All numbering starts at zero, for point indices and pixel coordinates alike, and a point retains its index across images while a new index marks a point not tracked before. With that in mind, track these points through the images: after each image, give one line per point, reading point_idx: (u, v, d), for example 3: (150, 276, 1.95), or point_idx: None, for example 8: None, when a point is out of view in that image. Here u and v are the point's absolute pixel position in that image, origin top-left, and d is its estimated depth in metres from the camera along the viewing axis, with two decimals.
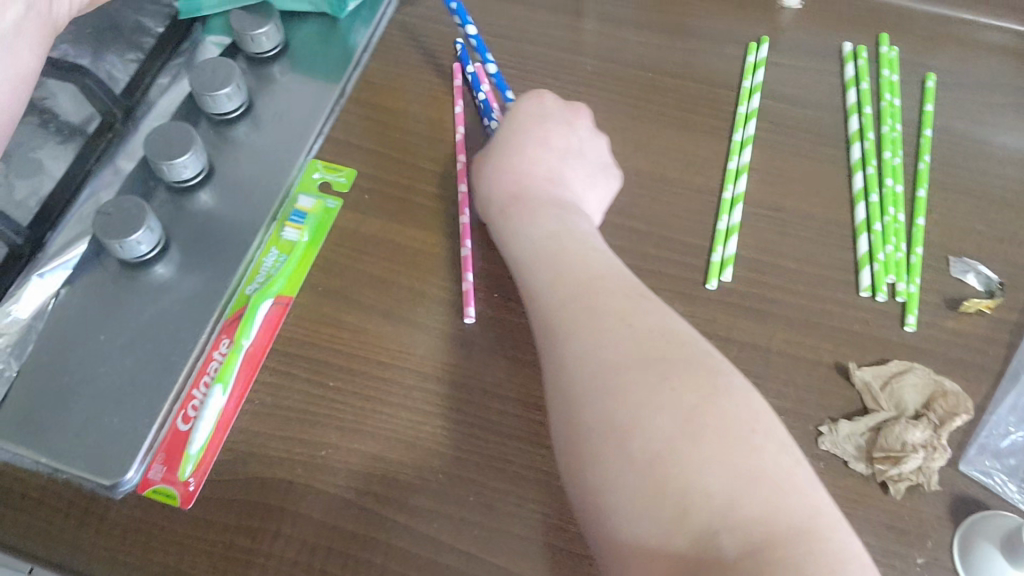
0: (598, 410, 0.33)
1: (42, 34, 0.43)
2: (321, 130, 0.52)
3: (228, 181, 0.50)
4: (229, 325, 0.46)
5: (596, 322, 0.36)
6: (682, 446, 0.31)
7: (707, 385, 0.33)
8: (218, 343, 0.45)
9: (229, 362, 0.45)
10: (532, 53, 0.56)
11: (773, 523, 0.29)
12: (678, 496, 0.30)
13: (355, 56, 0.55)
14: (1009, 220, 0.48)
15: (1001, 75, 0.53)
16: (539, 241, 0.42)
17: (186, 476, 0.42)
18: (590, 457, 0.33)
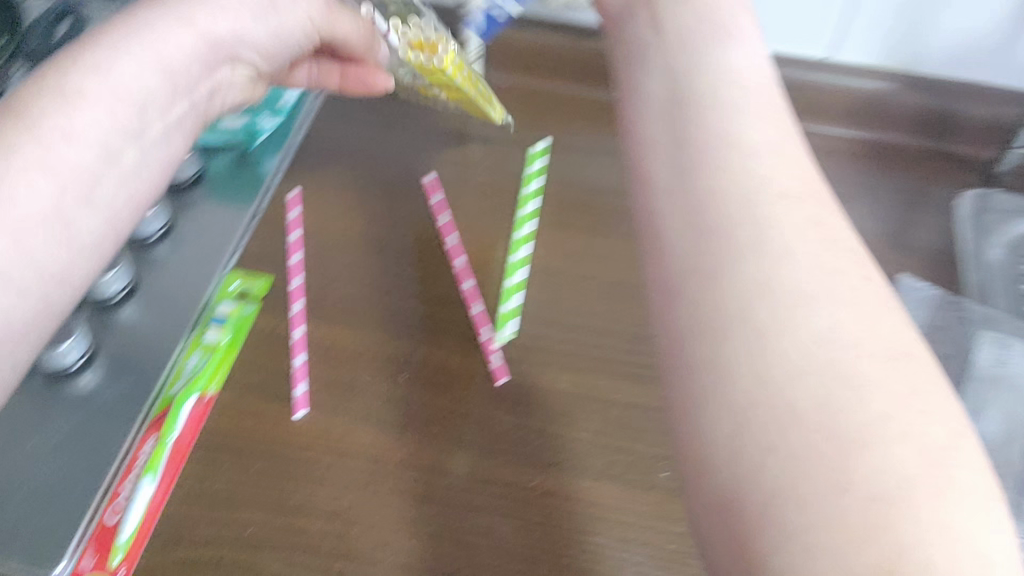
0: (757, 367, 0.25)
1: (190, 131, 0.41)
2: (237, 244, 0.58)
3: (151, 295, 0.55)
4: (155, 424, 0.49)
5: (746, 249, 0.28)
6: (864, 410, 0.24)
7: (894, 336, 0.26)
8: (144, 442, 0.48)
9: (156, 456, 0.48)
10: (426, 169, 0.63)
11: (948, 507, 0.22)
12: (844, 467, 0.23)
13: (265, 180, 0.62)
14: None
15: (823, 168, 0.63)
16: (720, 143, 0.30)
17: (116, 564, 0.44)
18: (746, 427, 0.24)
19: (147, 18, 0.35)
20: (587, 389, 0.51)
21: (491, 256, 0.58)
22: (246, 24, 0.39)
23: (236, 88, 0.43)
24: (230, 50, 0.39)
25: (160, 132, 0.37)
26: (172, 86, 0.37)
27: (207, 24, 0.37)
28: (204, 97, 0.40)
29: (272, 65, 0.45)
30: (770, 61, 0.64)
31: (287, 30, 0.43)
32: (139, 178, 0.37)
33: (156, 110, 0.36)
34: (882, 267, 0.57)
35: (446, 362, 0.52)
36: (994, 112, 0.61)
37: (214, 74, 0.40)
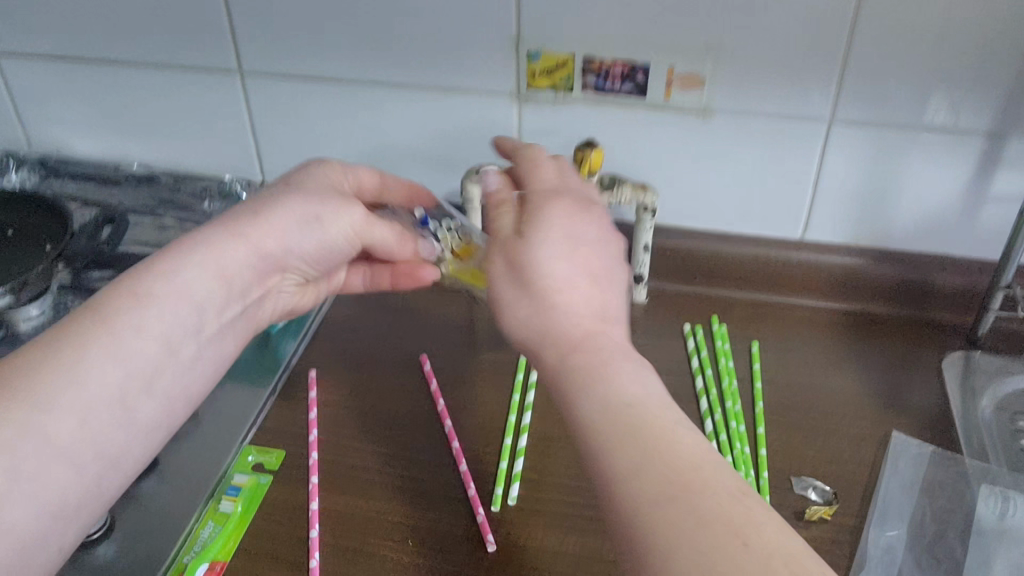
0: None
1: (249, 326, 0.50)
2: (255, 420, 0.61)
3: (171, 469, 0.57)
4: None
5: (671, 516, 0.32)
6: None
7: None
8: None
9: None
10: (437, 349, 0.67)
11: None
12: None
13: (284, 361, 0.66)
14: (836, 445, 0.58)
15: (813, 336, 0.67)
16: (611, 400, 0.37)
17: None
18: None
19: (209, 238, 0.44)
20: (592, 552, 0.52)
21: (497, 427, 0.60)
22: (291, 243, 0.48)
23: (284, 294, 0.52)
24: (277, 261, 0.48)
25: (216, 330, 0.46)
26: (227, 292, 0.45)
27: (260, 241, 0.46)
28: (256, 301, 0.49)
29: (320, 271, 0.53)
30: (751, 242, 0.70)
31: (333, 242, 0.51)
32: (197, 367, 0.44)
33: (211, 313, 0.44)
34: (878, 426, 0.59)
35: (453, 529, 0.53)
36: (965, 280, 0.66)
37: (266, 280, 0.49)
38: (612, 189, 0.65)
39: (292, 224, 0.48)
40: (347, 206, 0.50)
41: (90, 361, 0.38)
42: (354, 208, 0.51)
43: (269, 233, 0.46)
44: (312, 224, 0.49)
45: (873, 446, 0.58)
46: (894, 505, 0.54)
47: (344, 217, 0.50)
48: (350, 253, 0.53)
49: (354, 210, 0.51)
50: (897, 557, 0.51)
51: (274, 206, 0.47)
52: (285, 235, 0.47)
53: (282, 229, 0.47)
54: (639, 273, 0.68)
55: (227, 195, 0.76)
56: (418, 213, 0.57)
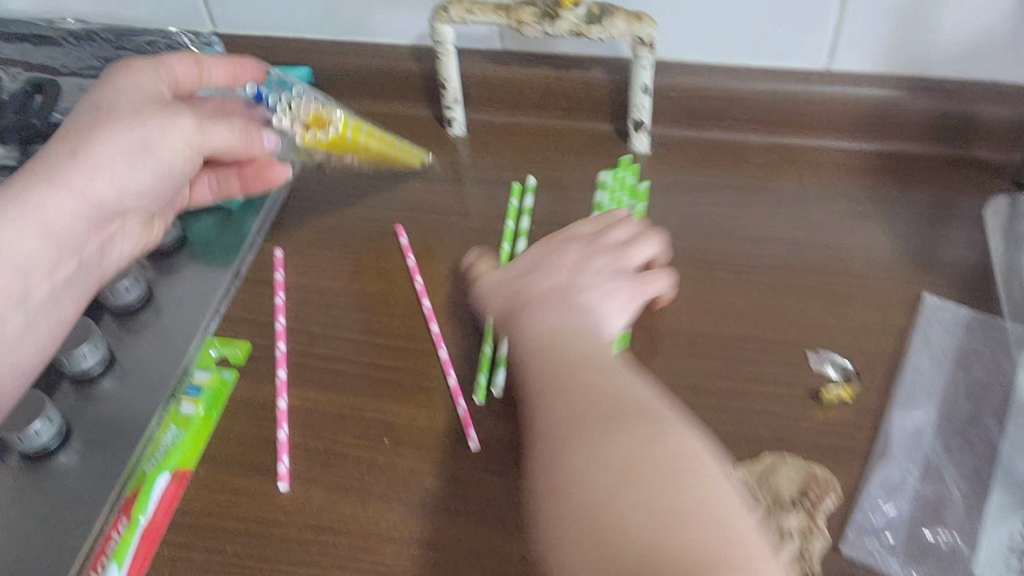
0: (580, 459, 0.35)
1: (92, 282, 0.44)
2: (217, 309, 0.55)
3: (130, 367, 0.52)
4: (126, 506, 0.47)
5: (589, 399, 0.38)
6: (621, 488, 0.33)
7: (643, 429, 0.35)
8: (116, 523, 0.46)
9: (127, 540, 0.45)
10: (416, 217, 0.61)
11: (666, 529, 0.31)
12: (613, 528, 0.31)
13: (248, 239, 0.59)
14: (860, 313, 0.51)
15: (838, 184, 0.59)
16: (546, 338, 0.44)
17: None
18: (573, 487, 0.34)
19: (14, 191, 0.39)
20: None
21: None
22: (123, 182, 0.42)
23: (131, 238, 0.45)
24: (112, 208, 0.42)
25: (48, 292, 0.41)
26: (50, 253, 0.40)
27: (81, 186, 0.40)
28: (99, 254, 0.43)
29: (168, 199, 0.46)
30: (765, 78, 0.60)
31: (173, 169, 0.44)
32: (29, 334, 0.41)
33: (40, 274, 0.40)
34: (908, 290, 0.52)
35: (432, 424, 0.49)
36: (1014, 112, 0.57)
37: (107, 228, 0.43)
38: (602, 25, 0.56)
39: (116, 159, 0.41)
40: (176, 121, 0.43)
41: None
42: (183, 118, 0.43)
43: (87, 176, 0.40)
44: (142, 153, 0.42)
45: (901, 312, 0.51)
46: (923, 380, 0.48)
47: (178, 135, 0.43)
48: (195, 168, 0.46)
49: (186, 121, 0.43)
50: (924, 442, 0.45)
51: (93, 142, 0.40)
52: (113, 173, 0.41)
53: (108, 163, 0.41)
54: (639, 120, 0.60)
55: (175, 49, 0.67)
56: (250, 87, 0.52)
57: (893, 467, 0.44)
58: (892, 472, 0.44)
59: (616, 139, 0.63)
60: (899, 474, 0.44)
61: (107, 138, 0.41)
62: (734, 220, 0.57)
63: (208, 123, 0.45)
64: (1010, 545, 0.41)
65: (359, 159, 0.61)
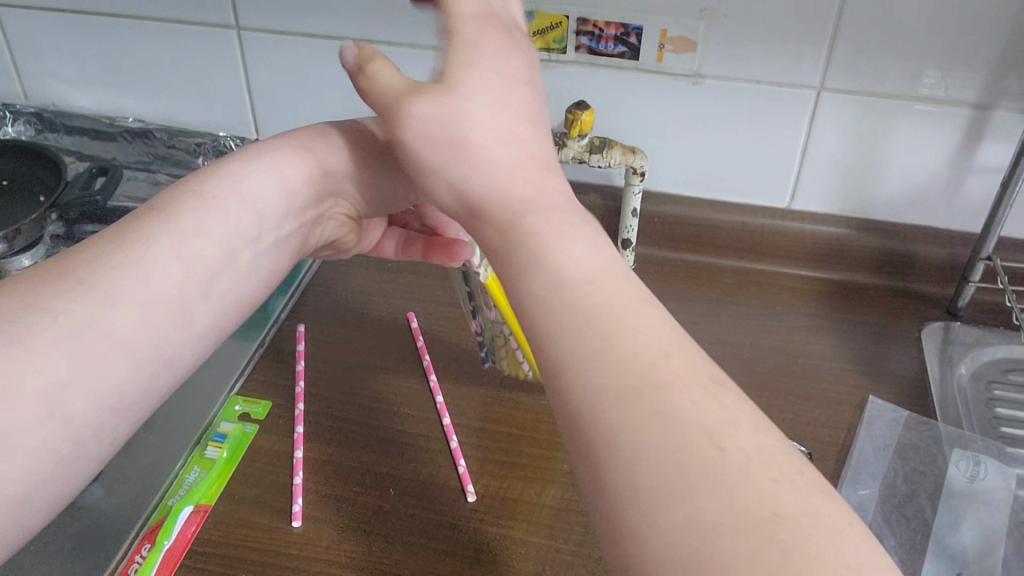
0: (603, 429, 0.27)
1: (300, 252, 0.46)
2: (242, 372, 0.62)
3: (158, 417, 0.58)
4: (150, 532, 0.50)
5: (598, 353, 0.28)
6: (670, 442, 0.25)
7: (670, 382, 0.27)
8: (140, 547, 0.50)
9: (150, 561, 0.49)
10: (424, 309, 0.68)
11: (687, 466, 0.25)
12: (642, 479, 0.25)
13: (273, 316, 0.67)
14: (813, 409, 0.59)
15: (796, 303, 0.68)
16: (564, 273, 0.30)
17: None
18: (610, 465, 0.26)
19: (266, 155, 0.43)
20: (570, 505, 0.53)
21: (481, 383, 0.61)
22: (348, 168, 0.46)
23: (336, 229, 0.49)
24: (334, 187, 0.46)
25: (273, 244, 0.43)
26: (285, 210, 0.43)
27: (313, 165, 0.45)
28: (311, 227, 0.46)
29: (371, 210, 0.49)
30: (736, 211, 0.70)
31: (389, 184, 0.48)
32: (253, 280, 0.41)
33: (270, 225, 0.42)
34: (855, 392, 0.60)
35: (434, 478, 0.54)
36: (946, 253, 0.67)
37: (321, 206, 0.46)
38: (601, 153, 0.65)
39: (354, 152, 0.46)
40: None
41: (149, 257, 0.36)
42: (410, 147, 0.48)
43: (324, 158, 0.45)
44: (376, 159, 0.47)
45: (849, 410, 0.59)
46: (869, 466, 0.55)
47: None
48: (401, 202, 0.50)
49: None
50: (869, 514, 0.52)
51: (328, 136, 0.46)
52: (345, 160, 0.46)
53: (344, 151, 0.46)
54: (626, 239, 0.69)
55: (221, 152, 0.77)
56: None
57: None
58: None
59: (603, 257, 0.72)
60: None
61: (341, 139, 0.46)
62: (706, 327, 0.66)
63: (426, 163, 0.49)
64: None
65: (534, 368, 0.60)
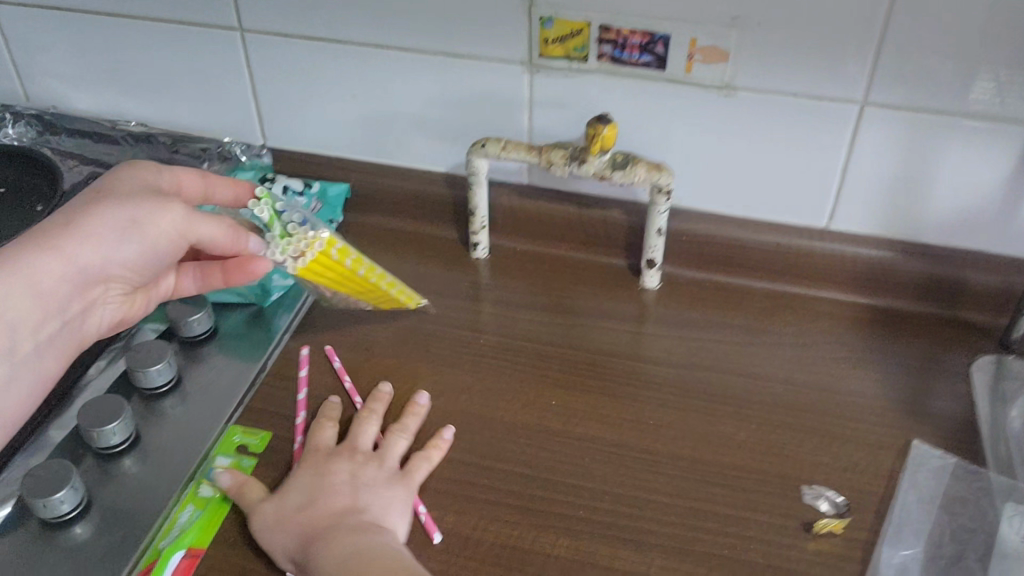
0: None
1: (68, 342, 0.50)
2: (242, 398, 0.58)
3: (152, 447, 0.55)
4: None
5: None
6: None
7: None
8: None
9: None
10: (436, 330, 0.64)
11: None
12: None
13: (277, 335, 0.63)
14: (851, 452, 0.55)
15: (835, 332, 0.63)
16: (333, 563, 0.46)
17: None
18: None
19: (23, 255, 0.45)
20: (586, 557, 0.49)
21: (493, 414, 0.57)
22: (107, 255, 0.48)
23: (111, 307, 0.53)
24: (95, 275, 0.49)
25: (36, 347, 0.48)
26: (44, 313, 0.47)
27: (79, 255, 0.47)
28: (77, 314, 0.50)
29: (144, 279, 0.52)
30: (771, 230, 0.65)
31: (155, 251, 0.50)
32: (10, 389, 0.47)
33: (27, 330, 0.47)
34: (896, 435, 0.56)
35: (440, 524, 0.51)
36: (998, 279, 0.62)
37: (89, 292, 0.50)
38: (625, 169, 0.61)
39: (109, 237, 0.48)
40: (166, 207, 0.49)
41: None
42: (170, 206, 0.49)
43: (85, 249, 0.47)
44: (130, 230, 0.48)
45: (891, 455, 0.54)
46: (911, 522, 0.50)
47: (166, 220, 0.49)
48: (177, 250, 0.52)
49: (176, 208, 0.50)
50: None
51: (92, 218, 0.47)
52: (104, 248, 0.48)
53: (97, 237, 0.47)
54: (652, 258, 0.65)
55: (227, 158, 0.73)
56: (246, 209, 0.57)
57: None
58: None
59: (627, 276, 0.68)
60: None
61: (103, 216, 0.47)
62: (734, 357, 0.61)
63: (191, 218, 0.50)
64: None
65: (371, 302, 0.64)
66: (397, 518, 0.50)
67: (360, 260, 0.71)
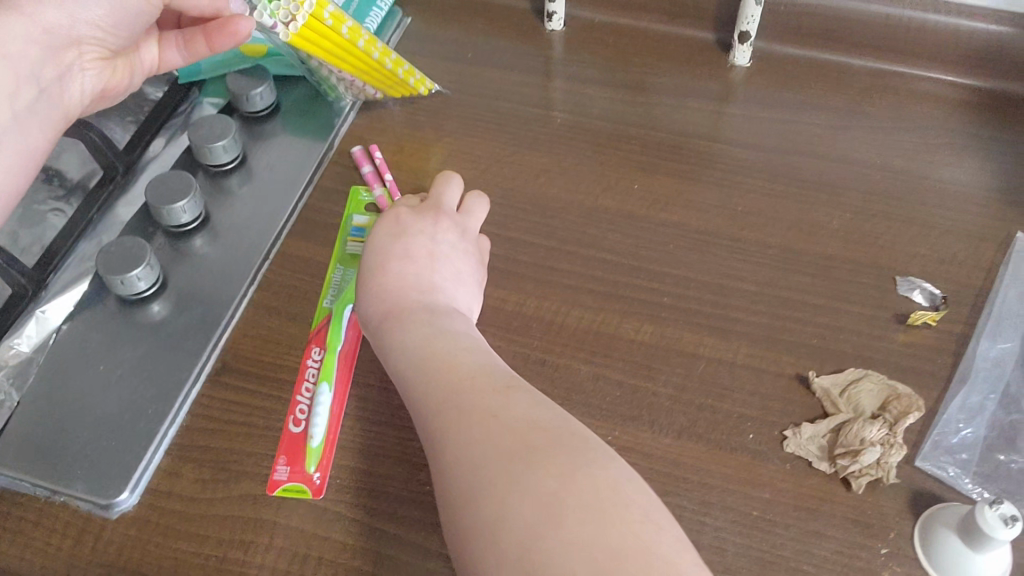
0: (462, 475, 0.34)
1: (55, 120, 0.46)
2: (310, 179, 0.56)
3: (222, 227, 0.54)
4: (318, 334, 0.48)
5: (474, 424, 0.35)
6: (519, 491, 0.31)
7: (542, 453, 0.33)
8: (310, 353, 0.48)
9: (328, 364, 0.47)
10: (508, 108, 0.61)
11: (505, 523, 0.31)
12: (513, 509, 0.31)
13: (340, 113, 0.60)
14: (949, 243, 0.52)
15: (937, 115, 0.59)
16: (410, 358, 0.42)
17: (311, 470, 0.43)
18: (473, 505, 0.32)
19: None
20: (671, 344, 0.48)
21: (571, 200, 0.55)
22: (75, 12, 0.42)
23: (93, 74, 0.47)
24: (68, 37, 0.43)
25: (9, 122, 0.43)
26: (13, 82, 0.42)
27: (35, 12, 0.41)
28: (53, 82, 0.44)
29: (123, 39, 0.46)
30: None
31: (132, 7, 0.44)
32: None
33: (0, 101, 0.42)
34: (998, 226, 0.53)
35: (520, 310, 0.50)
36: None
37: (63, 57, 0.44)
38: None
39: None
40: None
41: None
42: None
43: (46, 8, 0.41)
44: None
45: (992, 247, 0.52)
46: (1010, 315, 0.48)
47: None
48: (156, 14, 0.47)
49: None
50: (1005, 371, 0.47)
51: None
52: (68, 5, 0.42)
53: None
54: (745, 31, 0.59)
55: None
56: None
57: (975, 392, 0.46)
58: (975, 397, 0.46)
59: (713, 50, 0.63)
60: (977, 397, 0.46)
61: None
62: (826, 143, 0.57)
63: None
64: None
65: (378, 88, 0.60)
66: (459, 293, 0.47)
67: (422, 33, 0.66)
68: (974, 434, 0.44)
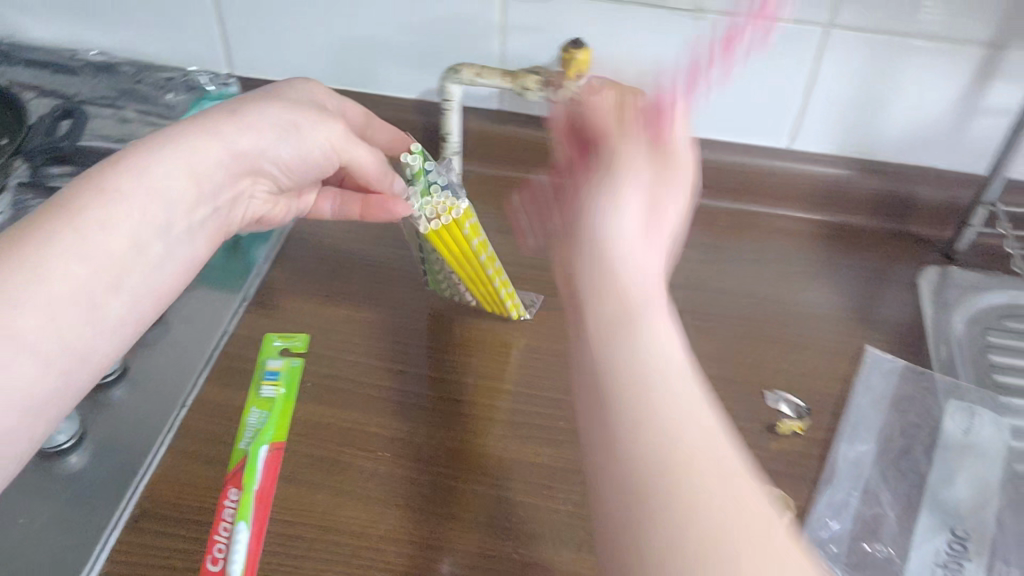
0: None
1: (215, 232, 0.47)
2: (226, 326, 0.60)
3: (141, 378, 0.57)
4: (235, 476, 0.50)
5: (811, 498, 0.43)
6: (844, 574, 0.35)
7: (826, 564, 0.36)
8: (228, 494, 0.49)
9: (245, 503, 0.48)
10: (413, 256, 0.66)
11: None
12: None
13: (255, 267, 0.65)
14: (809, 359, 0.59)
15: (792, 247, 0.67)
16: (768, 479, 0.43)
17: None
18: None
19: (187, 133, 0.43)
20: (568, 464, 0.52)
21: (473, 336, 0.60)
22: (268, 145, 0.47)
23: (259, 206, 0.51)
24: (252, 165, 0.47)
25: (188, 228, 0.44)
26: (197, 193, 0.44)
27: (235, 140, 0.45)
28: (227, 205, 0.48)
29: (290, 181, 0.52)
30: (737, 150, 0.68)
31: (308, 155, 0.50)
32: (165, 267, 0.43)
33: (183, 209, 0.43)
34: (850, 341, 0.60)
35: (429, 440, 0.53)
36: (947, 194, 0.65)
37: (237, 184, 0.47)
38: None
39: (271, 130, 0.47)
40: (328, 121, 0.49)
41: (51, 260, 0.36)
42: (334, 122, 0.49)
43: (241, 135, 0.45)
44: (290, 131, 0.48)
45: (845, 360, 0.59)
46: (864, 420, 0.55)
47: (322, 130, 0.49)
48: (327, 170, 0.52)
49: (336, 125, 0.50)
50: (864, 470, 0.52)
51: (250, 110, 0.46)
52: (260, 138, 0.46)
53: (255, 127, 0.46)
54: None
55: (192, 87, 0.73)
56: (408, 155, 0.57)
57: (839, 490, 0.51)
58: (839, 495, 0.51)
59: None
60: (841, 495, 0.51)
61: (264, 112, 0.46)
62: (700, 275, 0.64)
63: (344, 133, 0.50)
64: (936, 561, 0.47)
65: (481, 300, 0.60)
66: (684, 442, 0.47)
67: None
68: (841, 529, 0.49)
